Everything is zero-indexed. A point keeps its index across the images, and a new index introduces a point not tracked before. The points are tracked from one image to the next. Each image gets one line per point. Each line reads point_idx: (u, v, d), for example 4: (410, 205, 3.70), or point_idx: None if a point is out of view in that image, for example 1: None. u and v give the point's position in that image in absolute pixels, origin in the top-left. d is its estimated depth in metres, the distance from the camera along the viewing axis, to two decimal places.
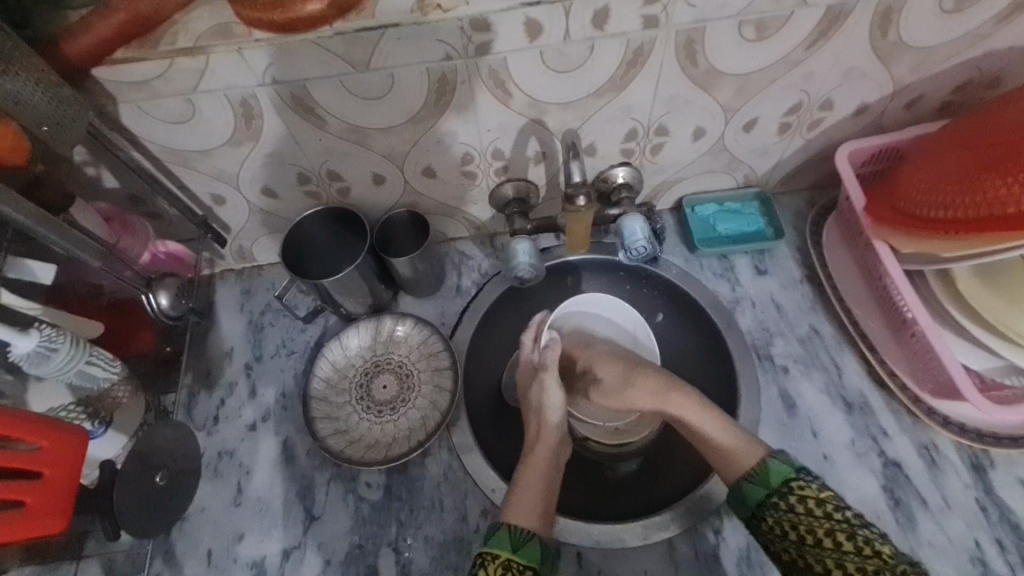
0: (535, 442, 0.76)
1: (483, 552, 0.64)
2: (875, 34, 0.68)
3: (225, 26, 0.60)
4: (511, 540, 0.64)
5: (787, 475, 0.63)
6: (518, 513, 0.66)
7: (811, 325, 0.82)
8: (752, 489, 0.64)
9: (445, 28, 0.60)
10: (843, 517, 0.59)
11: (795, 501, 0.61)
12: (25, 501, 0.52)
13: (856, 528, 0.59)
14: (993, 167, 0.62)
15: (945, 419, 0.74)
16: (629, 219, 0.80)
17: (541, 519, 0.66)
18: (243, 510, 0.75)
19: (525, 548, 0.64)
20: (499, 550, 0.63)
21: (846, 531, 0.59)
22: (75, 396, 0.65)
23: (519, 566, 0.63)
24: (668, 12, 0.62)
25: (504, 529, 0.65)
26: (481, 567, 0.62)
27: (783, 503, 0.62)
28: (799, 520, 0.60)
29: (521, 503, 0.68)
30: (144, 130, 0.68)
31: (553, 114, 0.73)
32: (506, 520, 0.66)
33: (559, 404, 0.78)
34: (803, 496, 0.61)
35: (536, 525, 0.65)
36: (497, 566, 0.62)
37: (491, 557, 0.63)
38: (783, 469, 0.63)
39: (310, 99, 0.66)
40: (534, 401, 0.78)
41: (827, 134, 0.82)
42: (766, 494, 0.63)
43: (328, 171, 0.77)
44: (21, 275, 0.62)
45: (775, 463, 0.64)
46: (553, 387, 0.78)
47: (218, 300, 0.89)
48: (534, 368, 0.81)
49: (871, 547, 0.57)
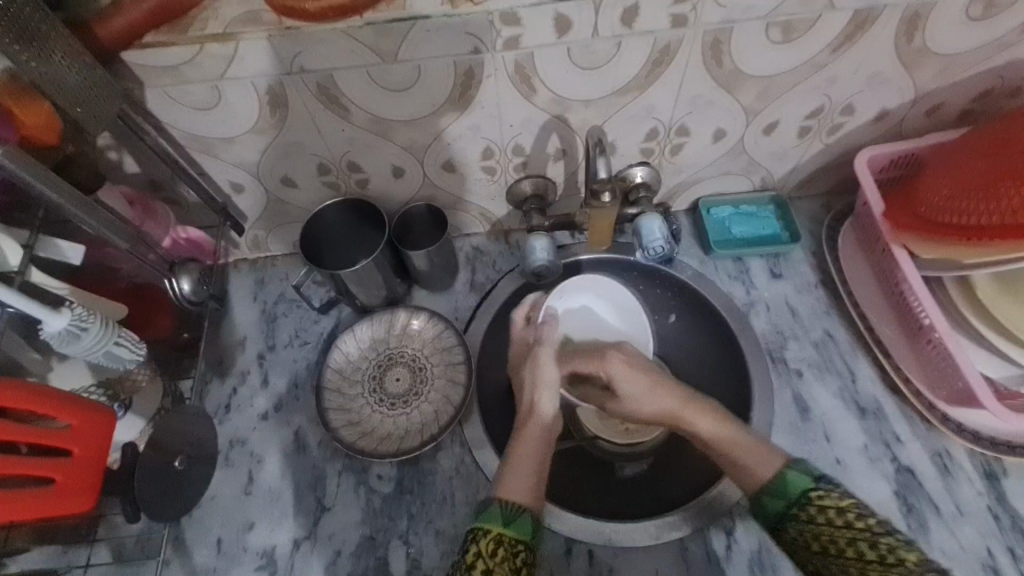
0: (525, 419, 0.73)
1: (474, 526, 0.62)
2: (900, 41, 0.69)
3: (256, 13, 0.60)
4: (503, 515, 0.62)
5: (806, 486, 0.61)
6: (509, 488, 0.64)
7: (825, 330, 0.82)
8: (772, 501, 0.63)
9: (476, 21, 0.61)
10: (865, 525, 0.58)
11: (814, 512, 0.60)
12: (56, 479, 0.52)
13: (878, 537, 0.58)
14: (1009, 174, 0.63)
15: (959, 427, 0.74)
16: (646, 219, 0.81)
17: (533, 491, 0.64)
18: (254, 499, 0.75)
19: (517, 523, 0.62)
20: (491, 525, 0.61)
21: (867, 540, 0.58)
22: (97, 378, 0.66)
23: (511, 541, 0.61)
24: (697, 11, 0.62)
25: (496, 504, 0.63)
26: (472, 542, 0.60)
27: (803, 514, 0.61)
28: (819, 532, 0.59)
29: (516, 478, 0.66)
30: (169, 116, 0.68)
31: (576, 111, 0.73)
32: (500, 496, 0.64)
33: (551, 383, 0.75)
34: (823, 507, 0.60)
35: (528, 499, 0.64)
36: (489, 541, 0.60)
37: (483, 532, 0.61)
38: (802, 479, 0.62)
39: (336, 88, 0.66)
40: (527, 377, 0.76)
41: (846, 139, 0.83)
42: (786, 505, 0.62)
43: (349, 162, 0.77)
44: (50, 254, 0.63)
45: (795, 473, 0.62)
46: (547, 362, 0.75)
47: (231, 289, 0.89)
48: (528, 346, 0.80)
49: (894, 555, 0.57)
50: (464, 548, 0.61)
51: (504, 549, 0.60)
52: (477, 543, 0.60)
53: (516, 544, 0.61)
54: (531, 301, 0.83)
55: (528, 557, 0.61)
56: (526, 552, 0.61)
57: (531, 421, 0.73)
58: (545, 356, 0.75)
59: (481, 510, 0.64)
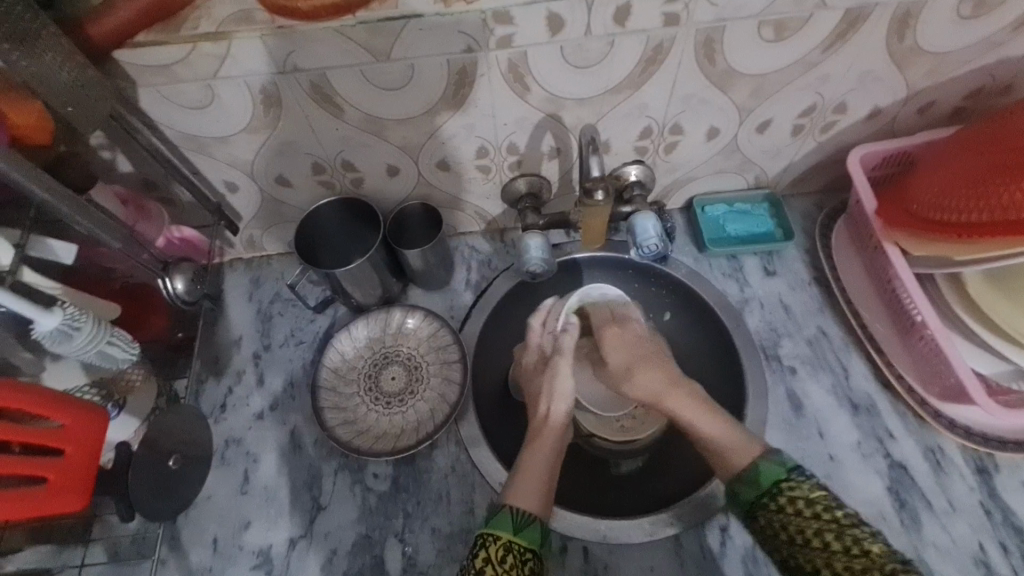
0: (540, 427, 0.73)
1: (483, 532, 0.62)
2: (891, 39, 0.69)
3: (247, 12, 0.60)
4: (513, 521, 0.62)
5: (777, 476, 0.61)
6: (520, 495, 0.65)
7: (819, 327, 0.83)
8: (744, 489, 0.63)
9: (468, 20, 0.61)
10: (832, 516, 0.57)
11: (784, 502, 0.59)
12: (48, 477, 0.52)
13: (845, 529, 0.57)
14: (1002, 173, 0.63)
15: (951, 423, 0.75)
16: (640, 216, 0.81)
17: (544, 499, 0.65)
18: (250, 499, 0.75)
19: (528, 530, 0.62)
20: (501, 531, 0.61)
21: (834, 530, 0.57)
22: (90, 378, 0.65)
23: (520, 548, 0.61)
24: (689, 10, 0.62)
25: (506, 510, 0.63)
26: (481, 547, 0.60)
27: (773, 504, 0.60)
28: (788, 521, 0.59)
29: (527, 483, 0.66)
30: (161, 116, 0.68)
31: (570, 109, 0.73)
32: (508, 502, 0.64)
33: (568, 392, 0.75)
34: (793, 497, 0.59)
35: (537, 507, 0.64)
36: (499, 548, 0.60)
37: (492, 538, 0.61)
38: (773, 470, 0.61)
39: (328, 87, 0.66)
40: (544, 387, 0.75)
41: (839, 138, 0.83)
42: (757, 495, 0.61)
43: (343, 161, 0.77)
44: (42, 254, 0.63)
45: (767, 464, 0.62)
46: (565, 374, 0.75)
47: (227, 289, 0.89)
48: (543, 358, 0.79)
49: (859, 547, 0.55)
50: (472, 553, 0.61)
51: (514, 556, 0.60)
52: (486, 549, 0.60)
53: (525, 552, 0.61)
54: (547, 306, 0.82)
55: (536, 565, 0.61)
56: (534, 560, 0.61)
57: (545, 429, 0.73)
58: (563, 368, 0.75)
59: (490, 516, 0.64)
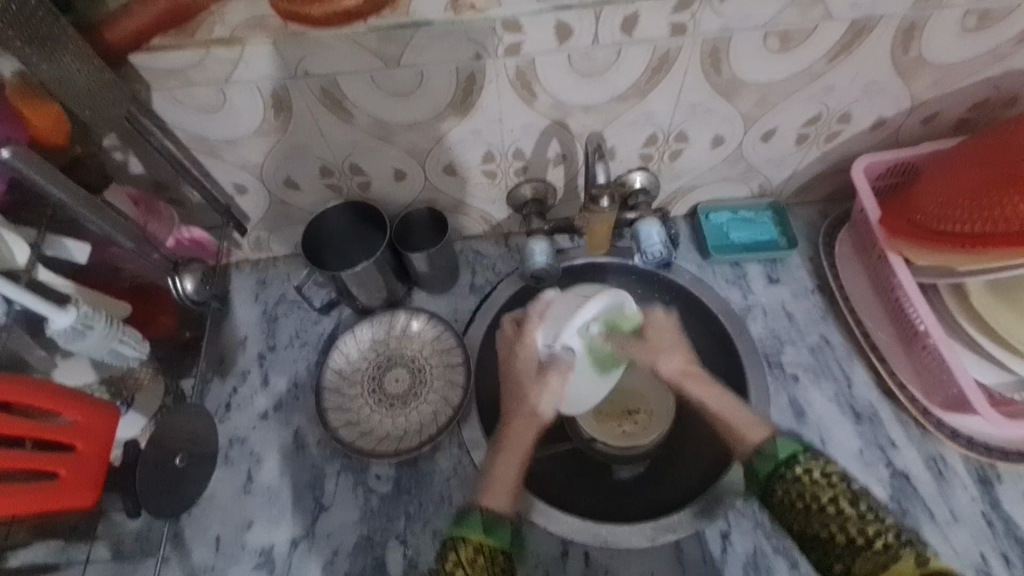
0: (517, 421, 0.73)
1: (455, 534, 0.62)
2: (896, 51, 0.70)
3: (261, 18, 0.61)
4: (484, 523, 0.63)
5: (793, 451, 0.64)
6: (491, 494, 0.66)
7: (822, 335, 0.83)
8: (761, 464, 0.64)
9: (477, 28, 0.62)
10: (845, 487, 0.60)
11: (800, 472, 0.62)
12: (58, 473, 0.53)
13: (858, 497, 0.60)
14: (1005, 184, 0.63)
15: (953, 432, 0.75)
16: (645, 223, 0.84)
17: (510, 499, 0.67)
18: (253, 498, 0.76)
19: (498, 531, 0.62)
20: (472, 533, 0.61)
21: (847, 498, 0.59)
22: (100, 376, 0.67)
23: (492, 550, 0.61)
24: (696, 20, 0.63)
25: (478, 511, 0.64)
26: (453, 550, 0.61)
27: (790, 473, 0.62)
28: (804, 490, 0.60)
29: (498, 485, 0.67)
30: (173, 119, 0.69)
31: (576, 117, 0.74)
32: (480, 502, 0.65)
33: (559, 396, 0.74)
34: (808, 469, 0.62)
35: (506, 506, 0.66)
36: (470, 549, 0.60)
37: (464, 540, 0.61)
38: (790, 445, 0.64)
39: (339, 92, 0.67)
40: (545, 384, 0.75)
41: (844, 146, 0.83)
42: (773, 468, 0.63)
43: (351, 165, 0.78)
44: (57, 254, 0.65)
45: (783, 440, 0.65)
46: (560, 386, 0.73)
47: (233, 288, 0.90)
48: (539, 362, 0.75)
49: (871, 513, 0.58)
50: (443, 555, 0.61)
51: (485, 557, 0.60)
52: (456, 552, 0.60)
53: (496, 552, 0.61)
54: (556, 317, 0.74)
55: (508, 564, 0.62)
56: (506, 558, 0.62)
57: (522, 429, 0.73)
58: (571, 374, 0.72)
59: (462, 516, 0.64)
